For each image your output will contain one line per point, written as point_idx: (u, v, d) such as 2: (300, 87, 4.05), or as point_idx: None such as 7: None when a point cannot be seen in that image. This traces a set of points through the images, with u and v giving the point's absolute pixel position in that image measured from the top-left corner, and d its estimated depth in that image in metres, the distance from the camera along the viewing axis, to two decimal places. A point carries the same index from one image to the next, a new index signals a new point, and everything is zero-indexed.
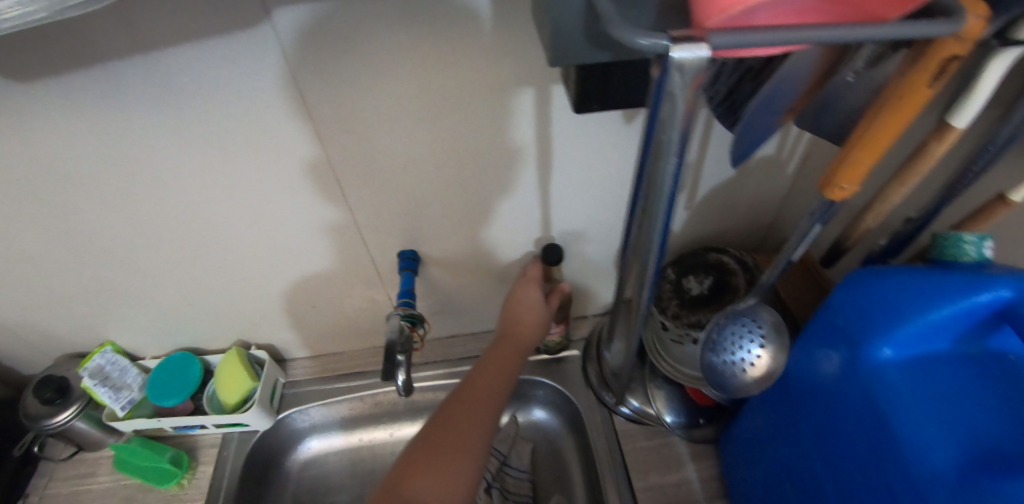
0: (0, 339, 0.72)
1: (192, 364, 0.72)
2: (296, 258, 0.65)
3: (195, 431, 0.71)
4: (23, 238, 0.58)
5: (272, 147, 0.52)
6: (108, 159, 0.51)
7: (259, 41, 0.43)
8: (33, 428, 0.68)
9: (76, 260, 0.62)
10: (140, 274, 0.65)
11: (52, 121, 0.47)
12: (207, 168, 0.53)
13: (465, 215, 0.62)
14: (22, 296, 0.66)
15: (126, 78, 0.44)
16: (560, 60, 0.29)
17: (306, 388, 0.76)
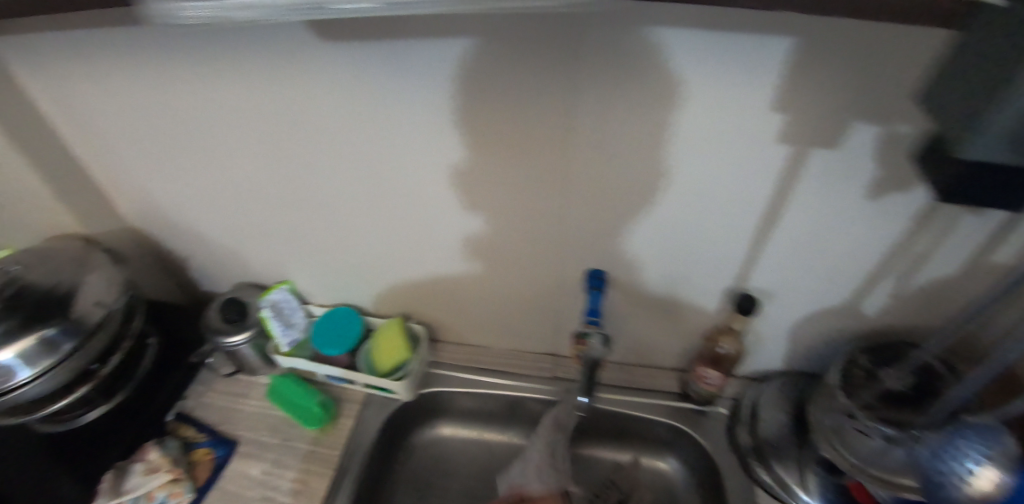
0: (200, 254, 0.80)
1: (354, 321, 0.76)
2: (483, 250, 0.67)
3: (343, 384, 0.75)
4: (265, 175, 0.65)
5: (518, 145, 0.54)
6: (372, 124, 0.56)
7: (559, 47, 0.46)
8: (210, 341, 0.75)
9: (295, 205, 0.68)
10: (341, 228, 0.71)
11: (347, 81, 0.52)
12: (449, 153, 0.57)
13: (663, 248, 0.62)
14: (237, 222, 0.74)
15: (426, 58, 0.49)
16: (969, 156, 0.27)
17: (446, 372, 0.78)
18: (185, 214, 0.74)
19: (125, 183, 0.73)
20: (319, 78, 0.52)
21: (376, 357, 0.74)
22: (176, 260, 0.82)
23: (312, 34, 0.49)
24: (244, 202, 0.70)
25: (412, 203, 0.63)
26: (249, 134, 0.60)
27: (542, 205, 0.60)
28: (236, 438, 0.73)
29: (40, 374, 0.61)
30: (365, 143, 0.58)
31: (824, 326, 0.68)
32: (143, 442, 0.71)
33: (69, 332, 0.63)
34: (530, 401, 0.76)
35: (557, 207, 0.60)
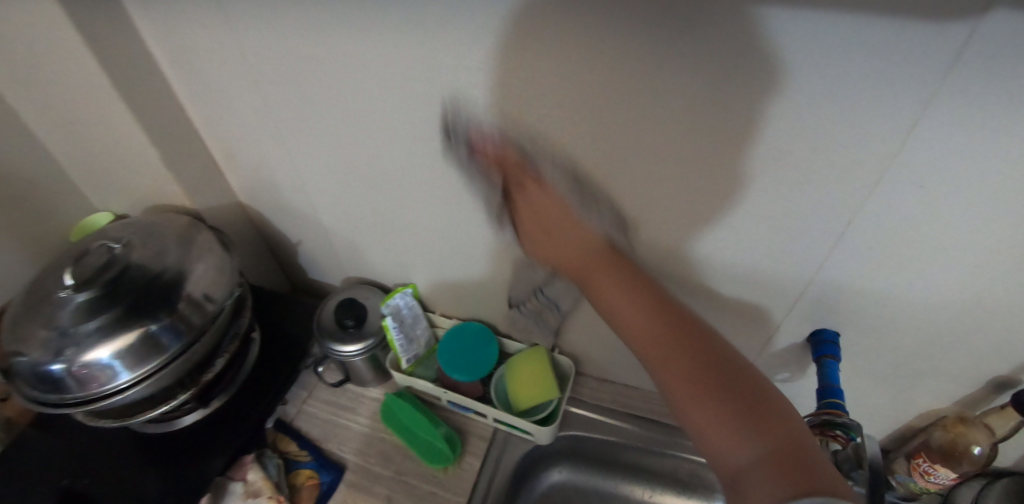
0: (313, 240, 0.70)
1: (489, 344, 0.64)
2: (691, 278, 0.54)
3: (467, 415, 0.64)
4: (419, 162, 0.53)
5: (805, 163, 0.39)
6: (582, 110, 0.42)
7: (918, 28, 0.30)
8: (322, 346, 0.64)
9: (446, 202, 0.56)
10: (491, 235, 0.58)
11: (570, 50, 0.38)
12: (696, 162, 0.42)
13: (936, 316, 0.46)
14: (366, 212, 0.62)
15: (705, 23, 0.33)
16: None
17: (587, 412, 0.66)
18: (305, 195, 0.63)
19: (243, 152, 0.62)
20: (542, 48, 0.39)
21: (515, 392, 0.62)
22: (286, 245, 0.73)
23: None
24: (382, 188, 0.58)
25: (604, 223, 0.49)
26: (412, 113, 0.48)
27: (800, 240, 0.45)
28: (344, 461, 0.63)
29: (140, 378, 0.53)
30: (582, 136, 0.44)
31: None
32: (244, 453, 0.62)
33: (174, 329, 0.55)
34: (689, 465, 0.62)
35: (821, 246, 0.45)
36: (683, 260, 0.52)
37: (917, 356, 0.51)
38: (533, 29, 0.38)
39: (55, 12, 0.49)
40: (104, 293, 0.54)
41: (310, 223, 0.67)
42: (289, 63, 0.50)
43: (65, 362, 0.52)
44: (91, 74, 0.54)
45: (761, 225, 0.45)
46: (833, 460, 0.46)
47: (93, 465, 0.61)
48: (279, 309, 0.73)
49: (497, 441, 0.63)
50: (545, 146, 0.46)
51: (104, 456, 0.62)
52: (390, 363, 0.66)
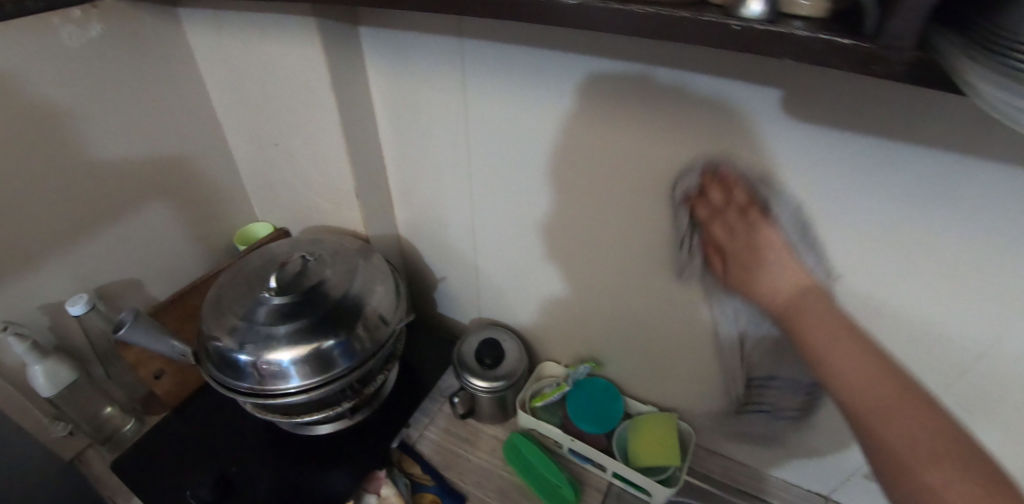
0: (457, 277, 0.76)
1: (615, 399, 0.68)
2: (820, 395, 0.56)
3: (585, 464, 0.67)
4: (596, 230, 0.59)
5: (979, 300, 0.41)
6: (770, 218, 0.46)
7: None
8: (459, 377, 0.69)
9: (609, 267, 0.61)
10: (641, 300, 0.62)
11: (780, 165, 0.43)
12: (856, 292, 0.46)
13: None
14: (522, 260, 0.68)
15: (916, 166, 0.38)
16: None
17: (699, 484, 0.68)
18: (468, 236, 0.70)
19: (422, 192, 0.70)
20: (753, 158, 0.44)
21: (635, 450, 0.65)
22: (426, 277, 0.79)
23: (779, 104, 0.40)
24: (547, 245, 0.64)
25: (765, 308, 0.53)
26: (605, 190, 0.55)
27: (942, 378, 0.47)
28: (465, 492, 0.65)
29: (307, 387, 0.58)
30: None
31: None
32: (373, 470, 0.65)
33: (345, 349, 0.59)
34: None
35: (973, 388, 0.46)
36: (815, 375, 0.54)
37: None
38: (750, 143, 0.43)
39: (318, 60, 0.59)
40: (295, 302, 0.60)
41: (461, 262, 0.73)
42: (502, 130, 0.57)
43: (250, 357, 0.57)
44: (322, 110, 0.64)
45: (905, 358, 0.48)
46: None
47: (239, 457, 0.65)
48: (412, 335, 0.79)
49: (611, 498, 0.65)
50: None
51: (248, 449, 0.66)
52: (518, 401, 0.71)
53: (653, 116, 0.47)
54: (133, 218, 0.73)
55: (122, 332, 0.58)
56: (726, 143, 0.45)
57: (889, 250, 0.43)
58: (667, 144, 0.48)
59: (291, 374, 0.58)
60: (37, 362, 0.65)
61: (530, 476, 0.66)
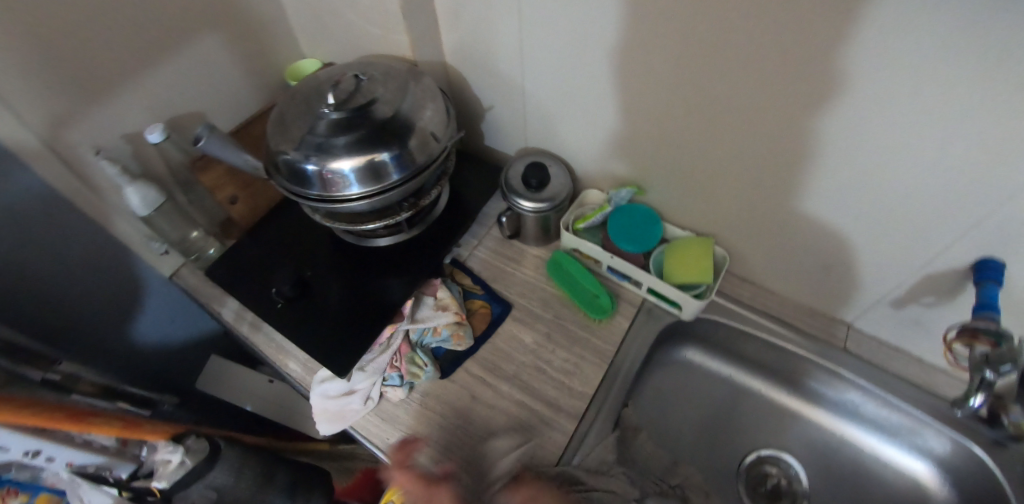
0: (504, 107, 0.77)
1: (656, 223, 0.71)
2: (890, 231, 0.58)
3: (620, 280, 0.73)
4: (646, 58, 0.57)
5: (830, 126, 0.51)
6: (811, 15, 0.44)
7: None
8: (507, 200, 0.73)
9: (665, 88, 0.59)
10: (686, 130, 0.61)
11: None
12: (740, 114, 0.56)
13: None
14: (566, 89, 0.67)
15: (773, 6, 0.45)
16: None
17: (726, 302, 0.74)
18: (516, 61, 0.69)
19: (469, 12, 0.67)
20: None
21: (670, 269, 0.69)
22: (477, 109, 0.80)
23: None
24: (592, 72, 0.63)
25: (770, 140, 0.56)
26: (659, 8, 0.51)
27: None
28: (510, 300, 0.73)
29: (368, 193, 0.64)
30: (826, 52, 0.46)
31: None
32: (431, 279, 0.72)
33: (397, 161, 0.64)
34: (807, 363, 0.71)
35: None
36: (914, 206, 0.54)
37: None
38: None
39: None
40: (351, 115, 0.64)
41: (508, 89, 0.74)
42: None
43: (316, 166, 0.62)
44: None
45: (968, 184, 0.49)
46: (982, 358, 0.54)
47: (311, 261, 0.73)
48: (463, 163, 0.82)
49: (643, 311, 0.72)
50: (792, 52, 0.48)
51: (320, 256, 0.73)
52: (562, 224, 0.74)
53: None
54: (188, 53, 0.74)
55: (201, 145, 0.63)
56: None
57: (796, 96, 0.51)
58: None
59: (350, 181, 0.63)
60: (128, 184, 0.68)
61: (573, 289, 0.72)
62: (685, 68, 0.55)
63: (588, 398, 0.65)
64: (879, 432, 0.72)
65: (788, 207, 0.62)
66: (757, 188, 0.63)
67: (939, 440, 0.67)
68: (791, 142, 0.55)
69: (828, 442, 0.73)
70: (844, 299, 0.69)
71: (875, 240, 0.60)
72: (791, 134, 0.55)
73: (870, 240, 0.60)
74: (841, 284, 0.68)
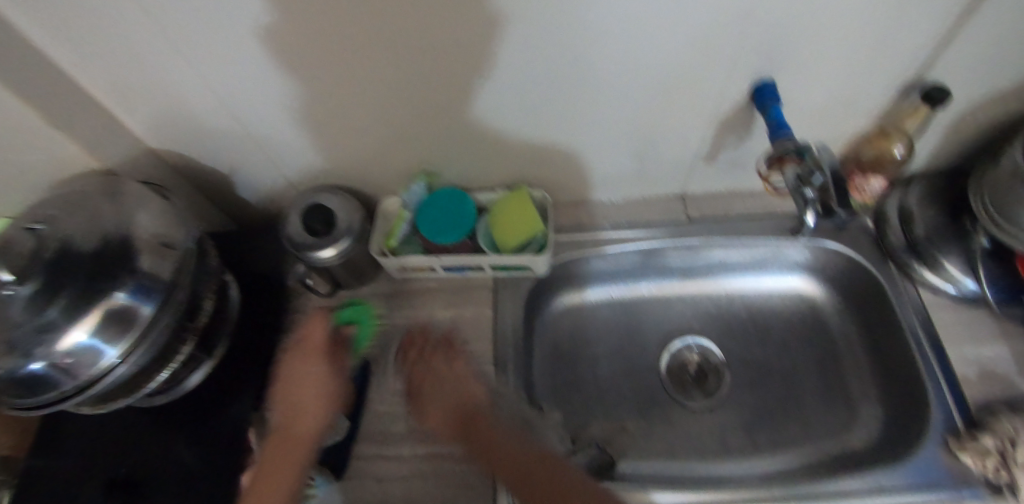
0: (248, 163, 0.65)
1: (464, 200, 0.64)
2: (664, 99, 0.58)
3: (463, 273, 0.67)
4: (358, 40, 0.49)
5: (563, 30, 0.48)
6: None
7: None
8: (303, 260, 0.64)
9: (400, 57, 0.51)
10: (446, 94, 0.56)
11: None
12: (481, 56, 0.51)
13: (840, 49, 0.53)
14: (301, 111, 0.57)
15: None
16: None
17: (572, 235, 0.70)
18: (225, 111, 0.57)
19: (135, 83, 0.53)
20: None
21: (501, 237, 0.64)
22: (218, 178, 0.67)
23: None
24: (315, 82, 0.54)
25: (524, 68, 0.52)
26: None
27: None
28: (367, 355, 0.65)
29: (129, 349, 0.50)
30: None
31: (989, 113, 0.62)
32: (268, 388, 0.61)
33: (144, 291, 0.51)
34: (670, 248, 0.70)
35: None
36: (681, 41, 0.50)
37: (844, 88, 0.58)
38: None
39: None
40: (49, 274, 0.48)
41: (240, 144, 0.62)
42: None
43: (40, 360, 0.47)
44: None
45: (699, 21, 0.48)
46: (797, 178, 0.54)
47: (122, 453, 0.58)
48: (238, 241, 0.69)
49: (501, 288, 0.67)
50: None
51: (130, 438, 0.59)
52: (374, 251, 0.66)
53: None
54: None
55: None
56: None
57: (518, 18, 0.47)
58: None
59: (101, 349, 0.49)
60: None
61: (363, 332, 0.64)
62: (405, 32, 0.48)
63: (493, 407, 0.61)
64: (754, 271, 0.74)
65: (574, 123, 0.60)
66: (538, 119, 0.59)
67: (798, 250, 0.71)
68: (546, 53, 0.51)
69: (720, 303, 0.75)
70: (666, 179, 0.69)
71: (655, 115, 0.60)
72: (543, 46, 0.50)
73: (661, 101, 0.58)
74: (657, 166, 0.67)
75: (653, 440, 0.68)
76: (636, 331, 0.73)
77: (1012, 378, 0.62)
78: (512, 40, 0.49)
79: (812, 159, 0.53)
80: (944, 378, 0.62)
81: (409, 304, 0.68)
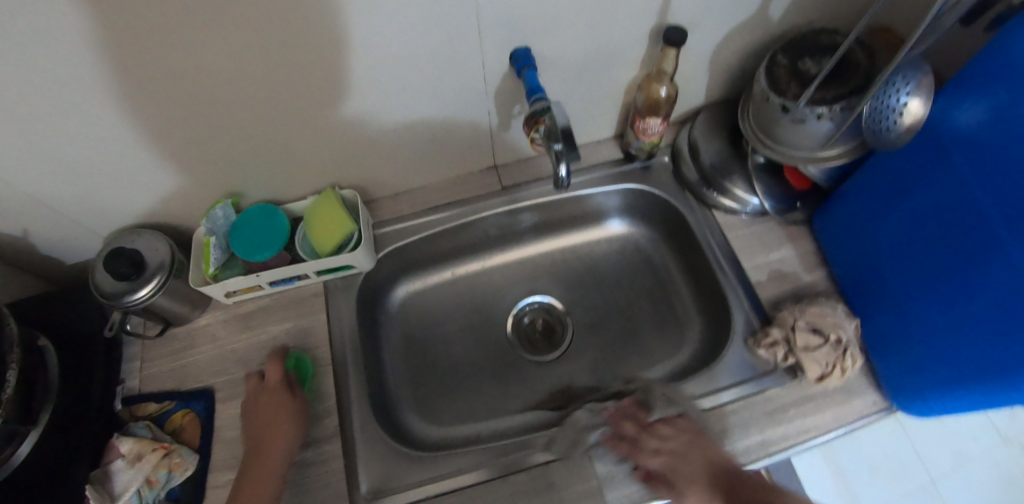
0: (31, 227, 0.62)
1: (274, 213, 0.65)
2: (434, 86, 0.60)
3: (293, 284, 0.68)
4: (82, 94, 0.47)
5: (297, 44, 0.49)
6: None
7: None
8: (117, 308, 0.61)
9: (145, 92, 0.49)
10: (211, 123, 0.55)
11: None
12: (228, 81, 0.51)
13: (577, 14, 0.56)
14: (60, 170, 0.54)
15: None
16: None
17: (391, 227, 0.72)
18: None
19: None
20: None
21: (316, 242, 0.65)
22: (4, 249, 0.63)
23: None
24: (59, 141, 0.51)
25: (277, 83, 0.53)
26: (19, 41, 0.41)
27: None
28: (209, 385, 0.66)
29: None
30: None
31: (735, 44, 0.69)
32: (107, 441, 0.61)
33: None
34: (488, 219, 0.74)
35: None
36: (428, 27, 0.52)
37: (599, 47, 0.62)
38: None
39: None
40: None
41: (12, 217, 0.58)
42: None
43: None
44: None
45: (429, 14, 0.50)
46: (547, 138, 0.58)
47: None
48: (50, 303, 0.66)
49: (336, 289, 0.70)
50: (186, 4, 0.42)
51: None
52: (195, 281, 0.65)
53: None
54: None
55: None
56: None
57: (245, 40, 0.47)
58: None
59: None
60: None
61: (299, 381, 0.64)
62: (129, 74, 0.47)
63: (337, 407, 0.63)
64: (578, 225, 0.81)
65: (358, 124, 0.61)
66: (320, 126, 0.60)
67: (606, 197, 0.78)
68: (292, 68, 0.51)
69: (554, 259, 0.81)
70: (474, 157, 0.72)
71: (433, 102, 0.62)
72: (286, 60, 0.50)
73: (433, 89, 0.60)
74: (460, 146, 0.70)
75: (511, 399, 0.73)
76: (481, 305, 0.79)
77: (799, 274, 0.70)
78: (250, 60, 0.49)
79: (552, 120, 0.56)
80: (740, 286, 0.70)
81: (247, 326, 0.68)
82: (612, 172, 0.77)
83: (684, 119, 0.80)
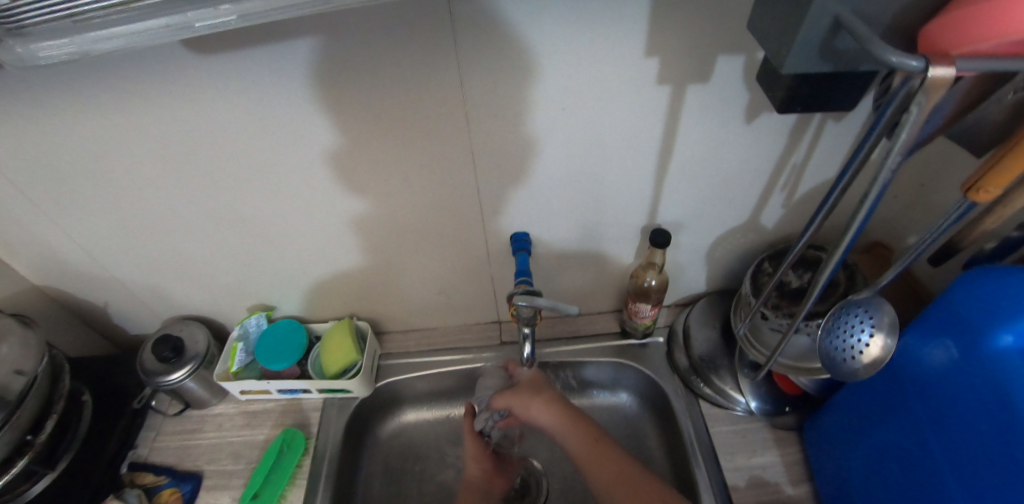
0: (119, 299, 0.78)
1: (298, 331, 0.76)
2: (449, 244, 0.71)
3: (298, 395, 0.76)
4: (187, 203, 0.64)
5: (341, 192, 0.64)
6: (258, 127, 0.56)
7: (409, 58, 0.51)
8: (149, 384, 0.72)
9: (229, 210, 0.65)
10: (271, 241, 0.70)
11: (231, 94, 0.53)
12: (287, 213, 0.66)
13: (573, 206, 0.67)
14: (156, 256, 0.72)
15: (232, 131, 0.56)
16: (791, 69, 0.35)
17: (398, 360, 0.82)
18: (92, 259, 0.71)
19: (19, 242, 0.68)
20: (221, 91, 0.52)
21: (325, 362, 0.74)
22: (95, 312, 0.80)
23: (185, 48, 0.49)
24: (162, 234, 0.69)
25: (325, 219, 0.67)
26: (159, 165, 0.60)
27: (530, 129, 0.58)
28: (201, 470, 0.72)
29: None
30: (291, 148, 0.58)
31: (729, 248, 0.75)
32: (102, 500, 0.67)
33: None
34: (484, 367, 0.81)
35: (568, 127, 0.58)
36: (444, 198, 0.65)
37: (594, 235, 0.72)
38: (217, 89, 0.52)
39: None
40: None
41: (110, 285, 0.76)
42: (35, 140, 0.55)
43: None
44: None
45: (445, 187, 0.64)
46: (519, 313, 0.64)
47: None
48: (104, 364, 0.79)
49: (333, 407, 0.77)
50: (273, 157, 0.59)
51: None
52: (217, 375, 0.76)
53: (127, 93, 0.52)
54: None
55: None
56: (187, 89, 0.52)
57: (305, 186, 0.63)
58: (163, 113, 0.54)
59: None
60: None
61: (276, 479, 0.70)
62: (221, 197, 0.64)
63: None
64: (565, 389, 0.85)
65: (383, 263, 0.74)
66: (354, 259, 0.73)
67: (602, 366, 0.82)
68: (337, 211, 0.66)
69: None
70: (481, 306, 0.81)
71: (448, 255, 0.73)
72: (332, 204, 0.65)
73: (446, 246, 0.72)
74: (468, 296, 0.80)
75: None
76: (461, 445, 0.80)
77: (782, 485, 0.67)
78: (308, 201, 0.65)
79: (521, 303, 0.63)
80: (718, 484, 0.67)
81: (249, 423, 0.77)
82: (609, 343, 0.82)
83: (685, 305, 0.85)
